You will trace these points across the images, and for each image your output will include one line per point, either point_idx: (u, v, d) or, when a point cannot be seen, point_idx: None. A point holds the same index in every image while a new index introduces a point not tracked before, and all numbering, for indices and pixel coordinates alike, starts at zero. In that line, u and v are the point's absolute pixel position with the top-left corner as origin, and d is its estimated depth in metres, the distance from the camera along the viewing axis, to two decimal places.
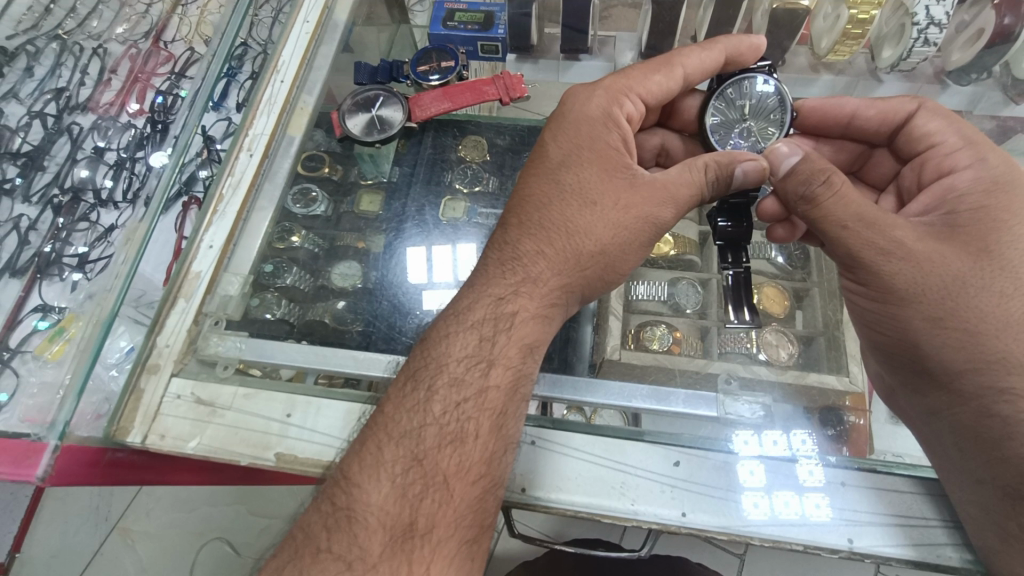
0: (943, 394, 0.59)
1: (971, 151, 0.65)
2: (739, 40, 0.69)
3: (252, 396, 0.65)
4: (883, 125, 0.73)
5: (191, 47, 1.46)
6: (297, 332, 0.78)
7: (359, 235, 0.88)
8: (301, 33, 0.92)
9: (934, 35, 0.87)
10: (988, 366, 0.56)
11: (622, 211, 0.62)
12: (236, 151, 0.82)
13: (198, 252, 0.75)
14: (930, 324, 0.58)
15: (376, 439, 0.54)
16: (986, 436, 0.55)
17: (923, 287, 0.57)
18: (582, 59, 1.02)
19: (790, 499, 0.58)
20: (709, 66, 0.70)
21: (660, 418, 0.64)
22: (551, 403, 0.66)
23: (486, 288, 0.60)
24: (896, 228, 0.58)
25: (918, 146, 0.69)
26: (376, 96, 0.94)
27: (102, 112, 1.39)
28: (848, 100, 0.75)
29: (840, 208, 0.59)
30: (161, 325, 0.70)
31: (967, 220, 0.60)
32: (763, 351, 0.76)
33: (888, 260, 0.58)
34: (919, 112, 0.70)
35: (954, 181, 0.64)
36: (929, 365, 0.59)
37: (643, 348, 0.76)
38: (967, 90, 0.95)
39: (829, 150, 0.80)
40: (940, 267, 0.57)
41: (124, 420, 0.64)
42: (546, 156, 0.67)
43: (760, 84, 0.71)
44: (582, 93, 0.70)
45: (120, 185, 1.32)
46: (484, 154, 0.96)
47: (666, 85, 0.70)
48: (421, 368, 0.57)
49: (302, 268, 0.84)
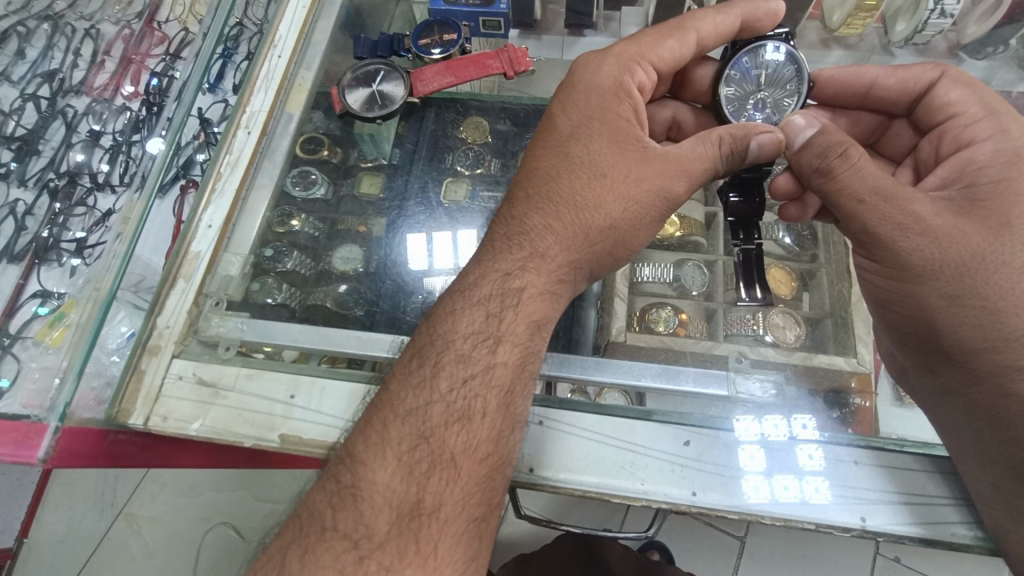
0: (958, 373, 0.57)
1: (993, 121, 0.63)
2: (756, 3, 0.66)
3: (255, 376, 0.64)
4: (903, 96, 0.71)
5: (186, 28, 1.43)
6: (296, 319, 0.76)
7: (360, 218, 0.87)
8: (298, 7, 0.89)
9: (951, 6, 0.85)
10: (1006, 344, 0.54)
11: (633, 185, 0.61)
12: (234, 129, 0.80)
13: (196, 233, 0.74)
14: (947, 301, 0.56)
15: (381, 417, 0.53)
16: (1001, 416, 0.54)
17: (941, 263, 0.55)
18: (586, 35, 1.02)
19: (790, 483, 0.57)
20: (723, 31, 0.67)
21: (668, 397, 0.63)
22: (556, 383, 0.65)
23: (492, 264, 0.59)
24: (915, 202, 0.56)
25: (938, 117, 0.67)
26: (376, 70, 0.91)
27: (97, 95, 1.37)
28: (868, 69, 0.72)
29: (856, 181, 0.57)
30: (161, 306, 0.69)
31: (987, 193, 0.58)
32: (769, 333, 0.74)
33: (905, 236, 0.56)
34: (941, 81, 0.67)
35: (973, 153, 0.62)
36: (943, 345, 0.57)
37: (647, 331, 0.75)
38: (983, 64, 0.94)
39: (845, 122, 0.78)
40: (959, 243, 0.55)
41: (126, 402, 0.63)
42: (555, 129, 0.65)
43: (777, 53, 0.68)
44: (591, 62, 0.67)
45: (116, 169, 1.31)
46: (486, 135, 0.93)
47: (678, 52, 0.67)
48: (427, 345, 0.56)
49: (303, 251, 0.83)
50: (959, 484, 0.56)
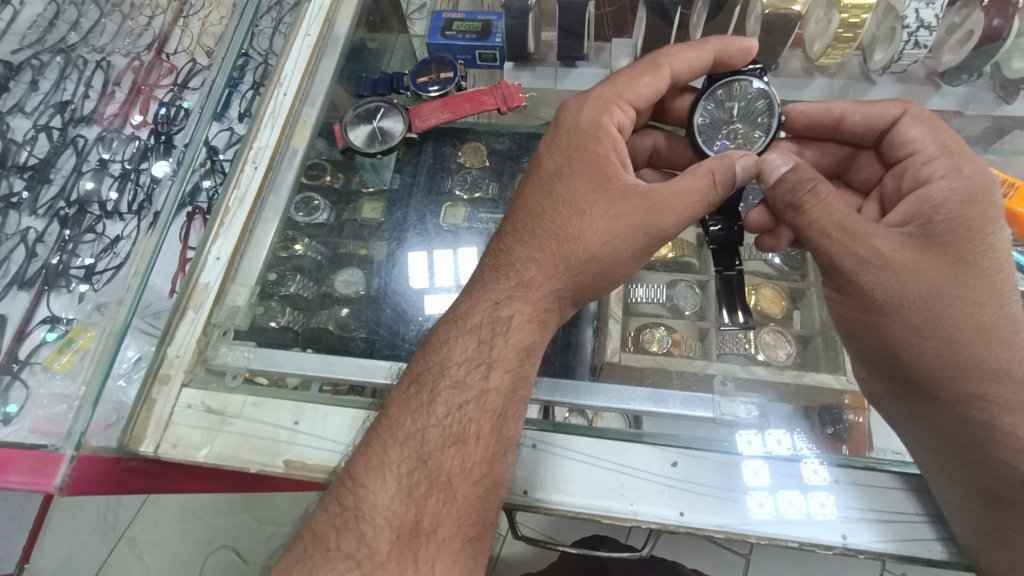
0: (926, 402, 0.58)
1: (947, 160, 0.65)
2: (730, 42, 0.70)
3: (261, 404, 0.66)
4: (869, 130, 0.74)
5: (193, 58, 1.48)
6: (299, 341, 0.80)
7: (362, 242, 0.91)
8: (304, 46, 0.94)
9: (925, 37, 0.90)
10: (965, 374, 0.56)
11: (612, 221, 0.63)
12: (242, 164, 0.84)
13: (205, 265, 0.77)
14: (908, 333, 0.58)
15: (381, 441, 0.56)
16: (970, 437, 0.55)
17: (902, 296, 0.57)
18: (579, 66, 1.04)
19: (795, 498, 0.58)
20: (697, 66, 0.71)
21: (660, 419, 0.65)
22: (552, 407, 0.67)
23: (483, 294, 0.62)
24: (877, 239, 0.59)
25: (899, 153, 0.70)
26: (377, 108, 0.96)
27: (107, 124, 1.42)
28: (836, 104, 0.76)
29: (823, 217, 0.60)
30: (171, 336, 0.72)
31: (942, 231, 0.60)
32: (761, 351, 0.77)
33: (867, 270, 0.58)
34: (903, 119, 0.71)
35: (930, 191, 0.63)
36: (909, 374, 0.59)
37: (642, 350, 0.78)
38: (961, 90, 0.98)
39: (812, 153, 0.82)
40: (918, 277, 0.58)
41: (136, 431, 0.66)
42: (540, 168, 0.68)
43: (750, 87, 0.72)
44: (572, 105, 0.70)
45: (125, 196, 1.35)
46: (483, 159, 0.98)
47: (655, 87, 0.71)
48: (425, 372, 0.59)
49: (307, 276, 0.87)
50: (932, 501, 0.58)
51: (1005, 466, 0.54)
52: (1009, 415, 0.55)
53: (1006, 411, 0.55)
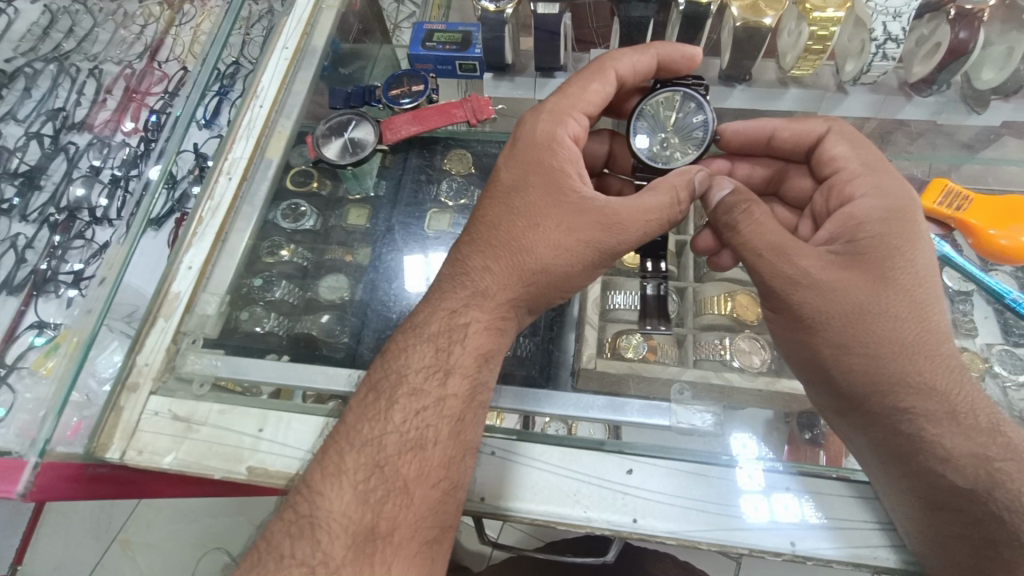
0: (859, 416, 0.59)
1: (870, 178, 0.67)
2: (674, 48, 0.73)
3: (227, 412, 0.67)
4: (798, 146, 0.75)
5: (183, 67, 1.50)
6: (283, 344, 0.82)
7: (346, 248, 0.93)
8: (281, 59, 0.96)
9: (893, 50, 0.89)
10: (891, 388, 0.57)
11: (564, 233, 0.64)
12: (216, 175, 0.86)
13: (177, 274, 0.79)
14: (836, 351, 0.59)
15: (338, 448, 0.57)
16: (901, 451, 0.56)
17: (828, 314, 0.59)
18: (557, 76, 1.00)
19: (790, 501, 0.60)
20: (641, 69, 0.73)
21: (642, 430, 0.66)
22: (533, 417, 0.68)
23: (441, 303, 0.63)
24: (802, 258, 0.60)
25: (826, 170, 0.72)
26: (348, 120, 0.96)
27: (98, 132, 1.43)
28: (766, 121, 0.77)
29: (755, 236, 0.62)
30: (141, 344, 0.73)
31: (865, 248, 0.61)
32: (735, 358, 0.75)
33: (796, 289, 0.60)
34: (827, 137, 0.72)
35: (853, 209, 0.64)
36: (841, 390, 0.59)
37: (619, 357, 0.75)
38: (931, 100, 0.96)
39: (745, 168, 0.84)
40: (842, 295, 0.59)
41: (103, 438, 0.67)
42: (498, 183, 0.68)
43: (690, 99, 0.75)
44: (529, 119, 0.72)
45: (114, 203, 1.36)
46: (469, 166, 0.99)
47: (604, 92, 0.72)
48: (382, 380, 0.60)
49: (292, 282, 0.88)
50: (880, 508, 0.59)
51: (936, 474, 0.54)
52: (936, 425, 0.55)
53: (932, 423, 0.55)
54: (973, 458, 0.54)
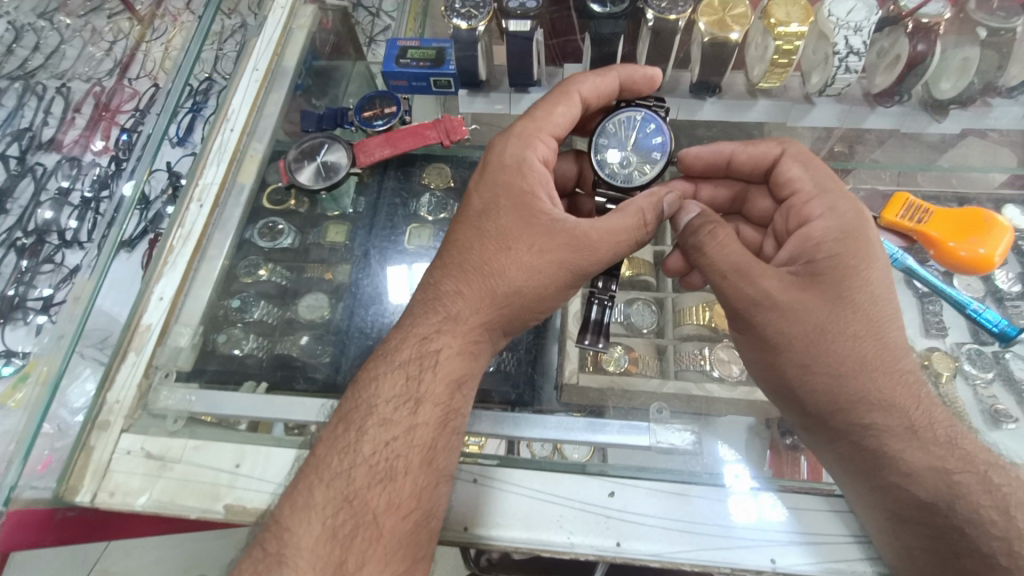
0: (826, 432, 0.61)
1: (823, 200, 0.68)
2: (633, 70, 0.74)
3: (202, 448, 0.66)
4: (756, 168, 0.76)
5: (155, 83, 1.47)
6: (264, 369, 0.81)
7: (326, 266, 0.91)
8: (251, 81, 0.95)
9: (854, 62, 0.90)
10: (853, 405, 0.58)
11: (535, 255, 0.64)
12: (187, 202, 0.85)
13: (148, 305, 0.77)
14: (800, 370, 0.60)
15: (307, 482, 0.56)
16: (867, 465, 0.58)
17: (790, 335, 0.60)
18: (532, 92, 0.98)
19: (773, 500, 0.62)
20: (603, 91, 0.74)
21: (624, 450, 0.67)
22: (517, 442, 0.68)
23: (412, 329, 0.63)
24: (764, 278, 0.61)
25: (784, 192, 0.73)
26: (320, 143, 0.95)
27: (66, 152, 1.39)
28: (725, 144, 0.78)
29: (721, 257, 0.63)
30: (111, 380, 0.71)
31: (824, 268, 0.62)
32: (716, 368, 0.75)
33: (759, 311, 0.61)
34: (782, 159, 0.73)
35: (810, 231, 0.66)
36: (807, 407, 0.61)
37: (600, 370, 0.76)
38: (894, 111, 0.97)
39: (709, 188, 0.85)
40: (803, 316, 0.60)
41: (73, 480, 0.65)
42: (468, 208, 0.69)
43: (649, 120, 0.76)
44: (498, 142, 0.72)
45: (85, 225, 1.32)
46: (448, 180, 0.98)
47: (570, 114, 0.73)
48: (353, 410, 0.59)
49: (270, 302, 0.88)
50: (855, 520, 0.61)
51: (900, 488, 0.57)
52: (897, 439, 0.58)
53: (894, 437, 0.58)
54: (933, 470, 0.56)
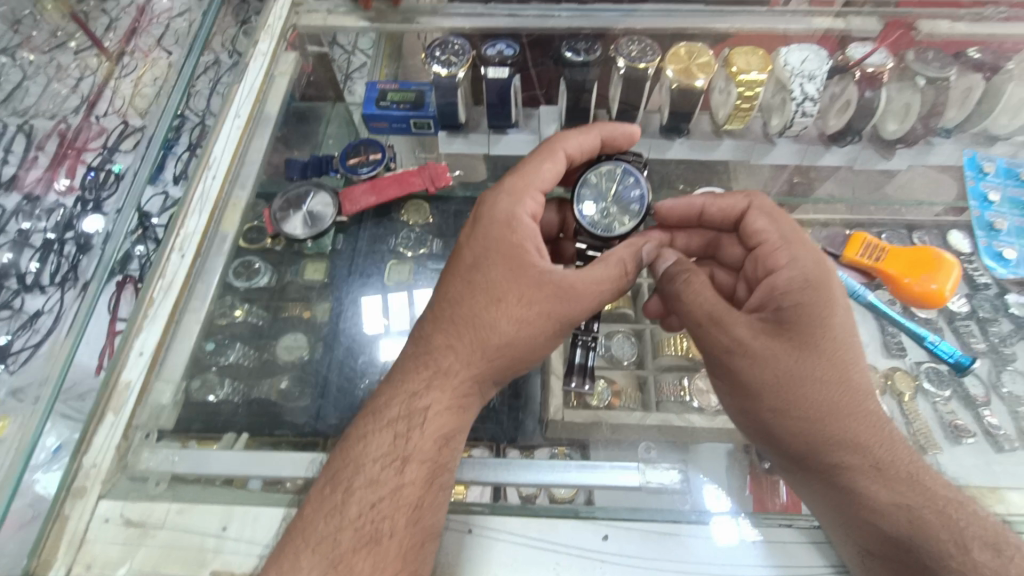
0: (802, 473, 0.63)
1: (787, 250, 0.72)
2: (615, 128, 0.78)
3: (186, 511, 0.64)
4: (725, 219, 0.82)
5: (125, 121, 1.39)
6: (239, 412, 0.82)
7: (305, 304, 0.95)
8: (233, 128, 0.95)
9: (810, 108, 0.96)
10: (825, 446, 0.61)
11: (523, 307, 0.66)
12: (167, 252, 0.83)
13: (127, 361, 0.75)
14: (775, 414, 0.63)
15: (294, 546, 0.55)
16: (840, 504, 0.61)
17: (762, 381, 0.63)
18: (510, 134, 1.01)
19: (737, 520, 0.65)
20: (587, 148, 0.77)
21: (612, 492, 0.68)
22: (504, 487, 0.68)
23: (401, 386, 0.64)
24: (736, 327, 0.65)
25: (752, 242, 0.77)
26: (306, 192, 0.97)
27: (26, 191, 1.30)
28: (696, 197, 0.84)
29: (695, 306, 0.67)
30: (88, 443, 0.69)
31: (790, 317, 0.65)
32: (695, 398, 0.79)
33: (733, 358, 0.64)
34: (749, 211, 0.78)
35: (776, 279, 0.69)
36: (784, 449, 0.64)
37: (584, 404, 0.78)
38: (847, 149, 1.03)
39: (682, 237, 0.90)
40: (773, 363, 0.63)
41: (46, 554, 0.61)
42: (460, 259, 0.69)
43: (629, 174, 0.80)
44: (488, 198, 0.74)
45: (48, 266, 1.24)
46: (426, 217, 1.01)
47: (556, 169, 0.76)
48: (341, 470, 0.59)
49: (245, 344, 0.89)
50: (834, 552, 0.63)
51: (871, 525, 0.59)
52: (866, 478, 0.60)
53: (863, 476, 0.60)
54: (898, 506, 0.59)
